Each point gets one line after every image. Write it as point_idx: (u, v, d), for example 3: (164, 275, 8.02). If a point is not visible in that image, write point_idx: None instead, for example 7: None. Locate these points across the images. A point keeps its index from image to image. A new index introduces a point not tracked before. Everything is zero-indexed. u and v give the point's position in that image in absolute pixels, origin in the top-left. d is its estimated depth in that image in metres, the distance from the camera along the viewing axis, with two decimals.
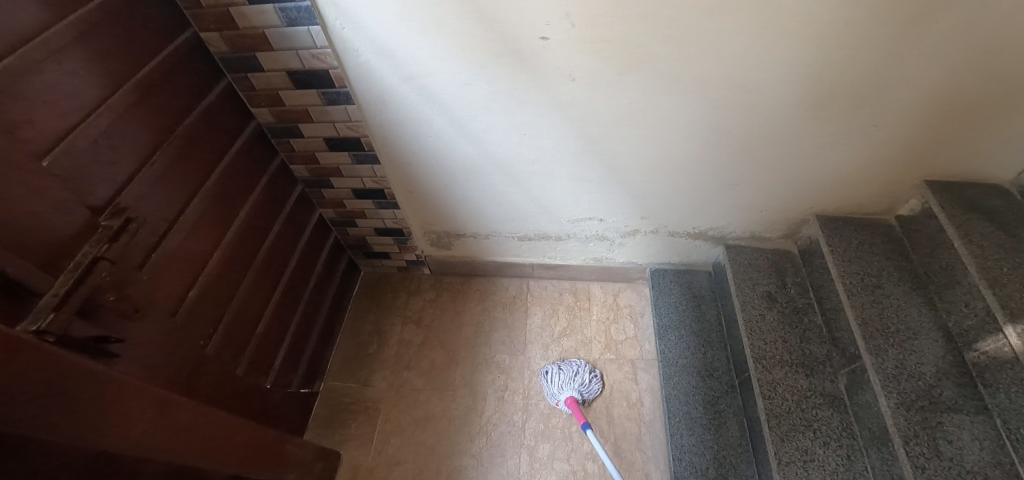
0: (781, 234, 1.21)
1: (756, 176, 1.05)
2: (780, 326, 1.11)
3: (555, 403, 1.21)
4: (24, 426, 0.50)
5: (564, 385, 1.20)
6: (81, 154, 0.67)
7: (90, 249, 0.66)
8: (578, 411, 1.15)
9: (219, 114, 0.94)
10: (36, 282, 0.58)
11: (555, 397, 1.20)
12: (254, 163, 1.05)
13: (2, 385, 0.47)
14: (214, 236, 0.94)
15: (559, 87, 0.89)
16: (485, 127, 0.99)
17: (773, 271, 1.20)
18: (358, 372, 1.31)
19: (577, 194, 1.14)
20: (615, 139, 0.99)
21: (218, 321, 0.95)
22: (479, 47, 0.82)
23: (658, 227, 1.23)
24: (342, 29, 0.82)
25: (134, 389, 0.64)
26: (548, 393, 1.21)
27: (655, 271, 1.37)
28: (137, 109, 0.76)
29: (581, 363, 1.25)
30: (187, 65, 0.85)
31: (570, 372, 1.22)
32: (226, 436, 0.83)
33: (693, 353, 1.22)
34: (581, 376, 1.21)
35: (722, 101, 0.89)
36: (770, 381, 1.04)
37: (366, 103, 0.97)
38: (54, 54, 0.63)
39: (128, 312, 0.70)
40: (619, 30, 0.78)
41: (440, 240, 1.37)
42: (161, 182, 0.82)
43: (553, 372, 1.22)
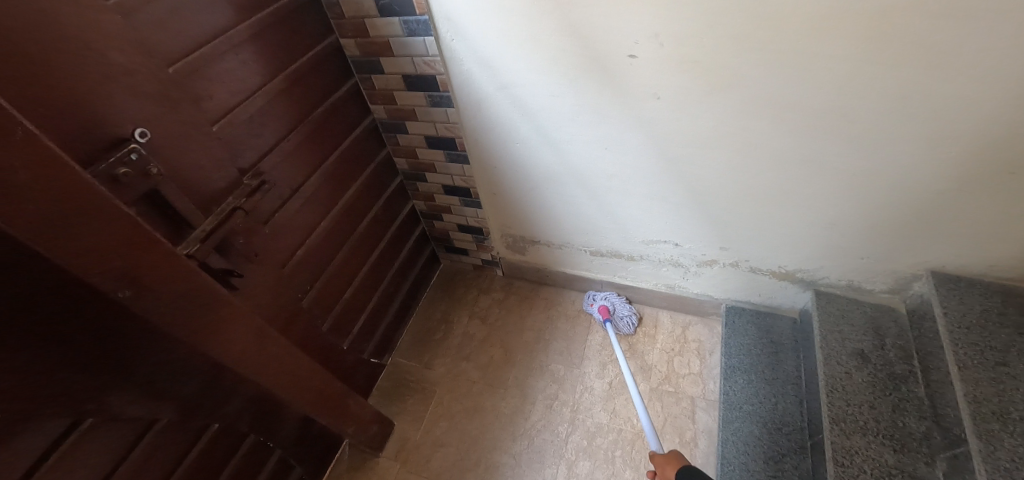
0: (886, 288, 1.08)
1: (859, 216, 0.96)
2: (868, 390, 0.98)
3: (589, 303, 1.41)
4: (165, 318, 0.68)
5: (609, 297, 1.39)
6: (238, 125, 0.86)
7: (232, 200, 0.84)
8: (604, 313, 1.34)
9: (345, 107, 1.11)
10: (190, 216, 0.76)
11: (593, 298, 1.40)
12: (365, 152, 1.21)
13: (158, 282, 0.66)
14: (324, 209, 1.11)
15: (644, 104, 0.91)
16: (568, 138, 1.03)
17: (870, 329, 1.07)
18: (422, 355, 1.41)
19: (652, 214, 1.13)
20: (697, 160, 0.97)
21: (314, 281, 1.10)
22: (570, 62, 0.88)
23: (738, 260, 1.16)
24: (451, 41, 0.94)
25: (241, 315, 0.80)
26: (589, 294, 1.42)
27: (730, 308, 1.28)
28: (285, 96, 0.95)
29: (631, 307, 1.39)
30: (327, 64, 1.03)
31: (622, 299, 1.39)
32: (303, 377, 0.95)
33: (761, 402, 1.11)
34: (619, 302, 1.38)
35: (817, 130, 0.84)
36: (847, 447, 0.92)
37: (463, 107, 1.07)
38: (235, 47, 0.83)
39: (248, 255, 0.88)
40: (709, 50, 0.79)
41: (514, 244, 1.43)
42: (291, 156, 0.99)
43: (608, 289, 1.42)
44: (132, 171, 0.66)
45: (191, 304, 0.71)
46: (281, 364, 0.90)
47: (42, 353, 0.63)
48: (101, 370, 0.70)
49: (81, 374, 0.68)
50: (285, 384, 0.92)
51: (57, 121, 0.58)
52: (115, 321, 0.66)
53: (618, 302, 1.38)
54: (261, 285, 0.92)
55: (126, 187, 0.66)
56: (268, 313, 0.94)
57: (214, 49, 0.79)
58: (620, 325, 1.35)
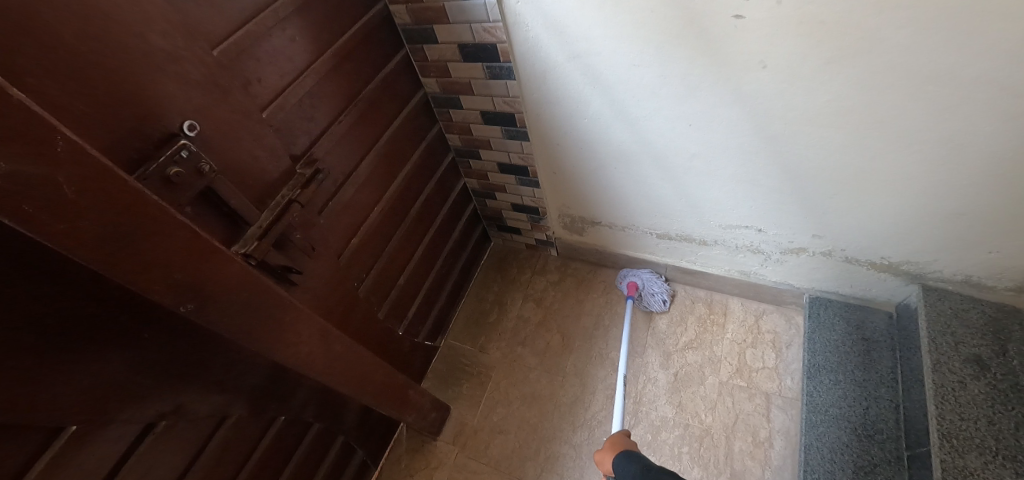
0: (1014, 286, 0.93)
1: (1000, 206, 0.80)
2: (987, 403, 0.87)
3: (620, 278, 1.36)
4: (226, 329, 0.64)
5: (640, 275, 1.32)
6: (289, 110, 0.79)
7: (287, 192, 0.79)
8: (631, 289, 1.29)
9: (396, 81, 1.01)
10: (248, 214, 0.71)
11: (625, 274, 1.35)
12: (417, 130, 1.12)
13: (219, 293, 0.61)
14: (377, 193, 1.05)
15: (743, 76, 0.77)
16: (648, 114, 0.91)
17: (990, 332, 0.94)
18: (476, 337, 1.38)
19: (738, 198, 1.01)
20: (802, 139, 0.83)
21: (370, 268, 1.07)
22: (658, 25, 0.75)
23: (832, 249, 1.03)
24: (517, 4, 0.82)
25: (304, 316, 0.76)
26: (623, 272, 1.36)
27: (815, 299, 1.16)
28: (335, 74, 0.86)
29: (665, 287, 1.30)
30: (376, 34, 0.93)
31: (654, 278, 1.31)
32: (366, 371, 0.93)
33: (851, 405, 1.01)
34: (648, 278, 1.31)
35: (967, 105, 0.69)
36: (960, 467, 0.81)
37: (526, 79, 0.96)
38: (281, 22, 0.74)
39: (307, 249, 0.84)
40: (841, 11, 0.64)
41: (573, 224, 1.34)
42: (344, 139, 0.92)
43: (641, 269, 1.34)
44: (184, 169, 0.60)
45: (255, 310, 0.67)
46: (345, 361, 0.87)
47: (113, 368, 0.61)
48: (170, 376, 0.68)
49: (152, 385, 0.66)
50: (349, 379, 0.90)
51: (105, 120, 0.53)
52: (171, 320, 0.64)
53: (647, 279, 1.31)
54: (320, 279, 0.88)
55: (181, 188, 0.61)
56: (328, 306, 0.91)
57: (260, 25, 0.71)
58: (648, 303, 1.30)
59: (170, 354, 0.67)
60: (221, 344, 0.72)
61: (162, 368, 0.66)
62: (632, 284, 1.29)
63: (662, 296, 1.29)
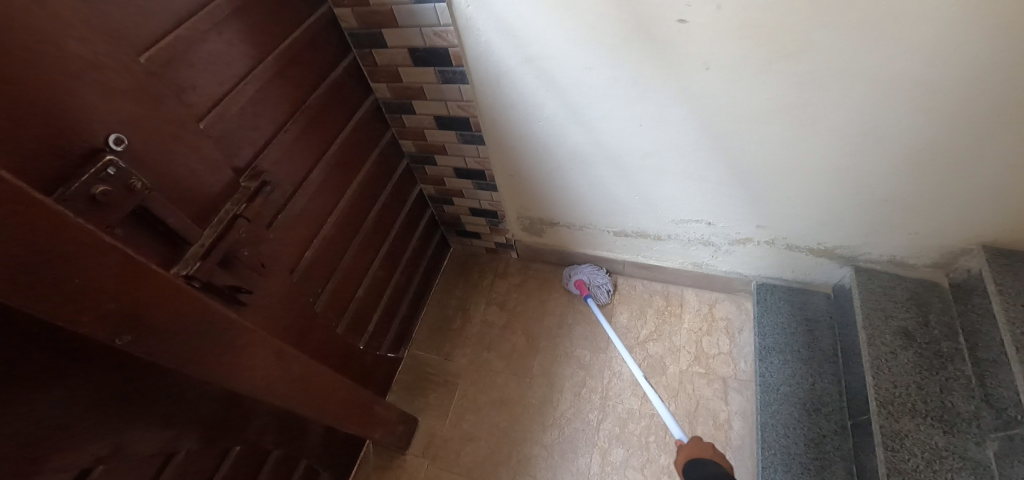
0: (931, 263, 1.04)
1: (917, 190, 0.89)
2: (915, 371, 0.95)
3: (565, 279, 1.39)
4: (170, 358, 0.59)
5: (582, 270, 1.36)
6: (230, 119, 0.74)
7: (232, 207, 0.74)
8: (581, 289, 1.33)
9: (345, 87, 0.98)
10: (189, 233, 0.67)
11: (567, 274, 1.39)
12: (369, 136, 1.09)
13: (161, 320, 0.57)
14: (330, 203, 1.01)
15: (690, 77, 0.81)
16: (601, 115, 0.93)
17: (914, 305, 1.03)
18: (441, 345, 1.36)
19: (688, 193, 1.05)
20: (745, 135, 0.88)
21: (327, 282, 1.02)
22: (608, 29, 0.77)
23: (775, 237, 1.10)
24: (467, 8, 0.81)
25: (258, 338, 0.72)
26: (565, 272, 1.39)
27: (762, 286, 1.23)
28: (278, 80, 0.82)
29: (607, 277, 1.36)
30: (322, 38, 0.90)
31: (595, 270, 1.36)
32: (328, 390, 0.90)
33: (799, 383, 1.08)
34: (590, 271, 1.35)
35: (886, 100, 0.76)
36: (896, 431, 0.89)
37: (480, 83, 0.95)
38: (217, 26, 0.70)
39: (256, 267, 0.79)
40: (778, 14, 0.68)
41: (532, 226, 1.35)
42: (292, 149, 0.88)
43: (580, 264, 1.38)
44: (113, 188, 0.55)
45: (202, 335, 0.63)
46: (304, 381, 0.83)
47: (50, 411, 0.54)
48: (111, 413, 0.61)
49: (92, 426, 0.59)
50: (309, 401, 0.86)
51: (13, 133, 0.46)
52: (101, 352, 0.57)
53: (591, 273, 1.35)
54: (272, 297, 0.83)
55: (110, 208, 0.55)
56: (282, 326, 0.86)
57: (193, 29, 0.66)
58: (598, 296, 1.34)
59: (110, 389, 0.60)
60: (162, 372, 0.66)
61: (101, 406, 0.60)
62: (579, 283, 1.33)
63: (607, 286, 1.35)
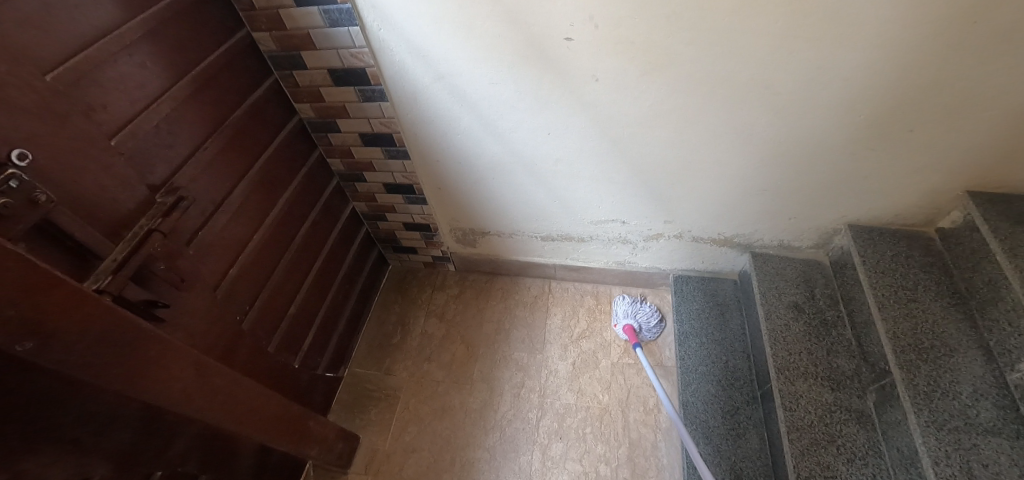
0: (811, 244, 1.19)
1: (785, 181, 1.04)
2: (806, 338, 1.08)
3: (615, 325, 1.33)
4: (77, 369, 0.59)
5: (629, 313, 1.31)
6: (144, 137, 0.76)
7: (146, 222, 0.75)
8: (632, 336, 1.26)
9: (266, 107, 1.02)
10: (99, 247, 0.67)
11: (617, 319, 1.32)
12: (295, 155, 1.12)
13: (65, 329, 0.56)
14: (255, 220, 1.02)
15: (583, 88, 0.92)
16: (513, 127, 1.02)
17: (801, 282, 1.17)
18: (381, 361, 1.36)
19: (600, 195, 1.16)
20: (639, 139, 1.00)
21: (254, 299, 1.02)
22: (506, 48, 0.87)
23: (682, 231, 1.22)
24: (379, 30, 0.89)
25: (175, 350, 0.72)
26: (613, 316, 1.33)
27: (678, 278, 1.35)
28: (194, 100, 0.85)
29: (651, 309, 1.32)
30: (240, 61, 0.94)
31: (636, 308, 1.31)
32: (255, 404, 0.90)
33: (714, 362, 1.19)
34: (628, 310, 1.31)
35: (744, 103, 0.89)
36: (793, 392, 1.01)
37: (399, 100, 1.02)
38: (127, 47, 0.73)
39: (175, 281, 0.79)
40: (644, 31, 0.80)
41: (465, 237, 1.40)
42: (211, 166, 0.90)
43: (620, 303, 1.33)
44: (15, 200, 0.56)
45: (109, 346, 0.62)
46: (228, 394, 0.83)
47: None
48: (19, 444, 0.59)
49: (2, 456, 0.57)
50: (235, 415, 0.85)
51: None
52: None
53: (636, 314, 1.30)
54: (192, 312, 0.83)
55: (11, 221, 0.56)
56: (204, 342, 0.86)
57: (102, 50, 0.69)
58: (642, 334, 1.30)
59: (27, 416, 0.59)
60: (77, 401, 0.64)
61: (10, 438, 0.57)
62: (631, 329, 1.26)
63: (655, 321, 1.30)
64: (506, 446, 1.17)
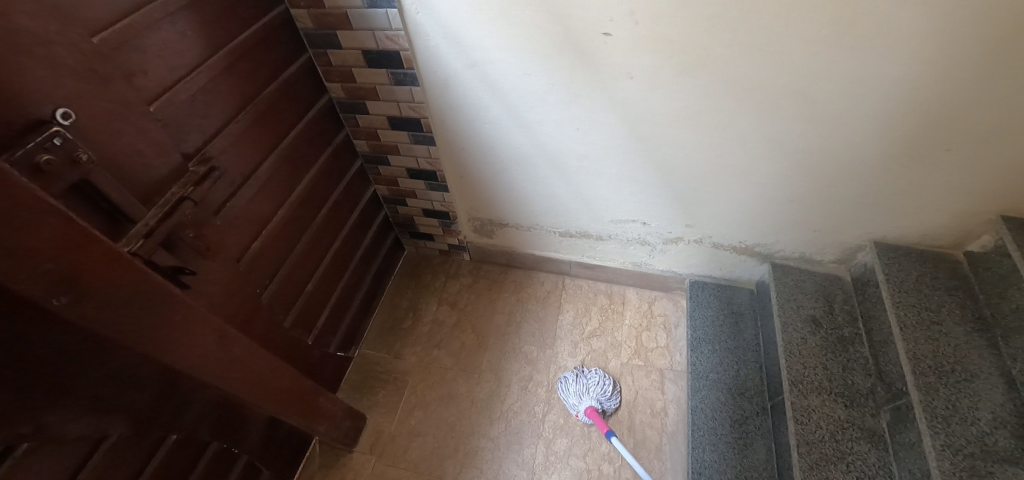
0: (834, 258, 1.17)
1: (814, 192, 1.02)
2: (822, 352, 1.07)
3: (575, 414, 1.19)
4: (109, 327, 0.60)
5: (583, 395, 1.19)
6: (181, 105, 0.77)
7: (178, 189, 0.76)
8: (599, 419, 1.14)
9: (297, 84, 1.02)
10: (133, 211, 0.68)
11: (574, 407, 1.18)
12: (323, 134, 1.13)
13: (101, 288, 0.58)
14: (280, 196, 1.03)
15: (616, 84, 0.91)
16: (541, 119, 1.02)
17: (821, 296, 1.16)
18: (391, 344, 1.38)
19: (623, 194, 1.15)
20: (668, 140, 0.99)
21: (274, 274, 1.03)
22: (542, 39, 0.86)
23: (702, 236, 1.21)
24: (416, 14, 0.89)
25: (199, 317, 0.73)
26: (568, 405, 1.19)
27: (693, 283, 1.34)
28: (230, 72, 0.86)
29: (602, 374, 1.23)
30: (276, 36, 0.94)
31: (586, 382, 1.21)
32: (270, 376, 0.91)
33: (725, 370, 1.18)
34: (578, 391, 1.19)
35: (780, 110, 0.88)
36: (805, 406, 1.00)
37: (430, 86, 1.02)
38: (170, 15, 0.73)
39: (201, 250, 0.80)
40: (683, 30, 0.79)
41: (483, 227, 1.41)
42: (242, 139, 0.91)
43: (570, 382, 1.21)
44: (57, 157, 0.57)
45: (138, 308, 0.64)
46: (245, 364, 0.85)
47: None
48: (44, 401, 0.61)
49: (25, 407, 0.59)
50: (249, 385, 0.87)
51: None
52: (25, 327, 0.54)
53: (592, 391, 1.19)
54: (215, 281, 0.84)
55: (51, 177, 0.57)
56: (225, 311, 0.87)
57: (146, 17, 0.69)
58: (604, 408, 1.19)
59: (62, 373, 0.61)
60: (107, 361, 0.65)
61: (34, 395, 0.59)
62: (594, 412, 1.14)
63: (609, 385, 1.21)
64: (512, 437, 1.17)
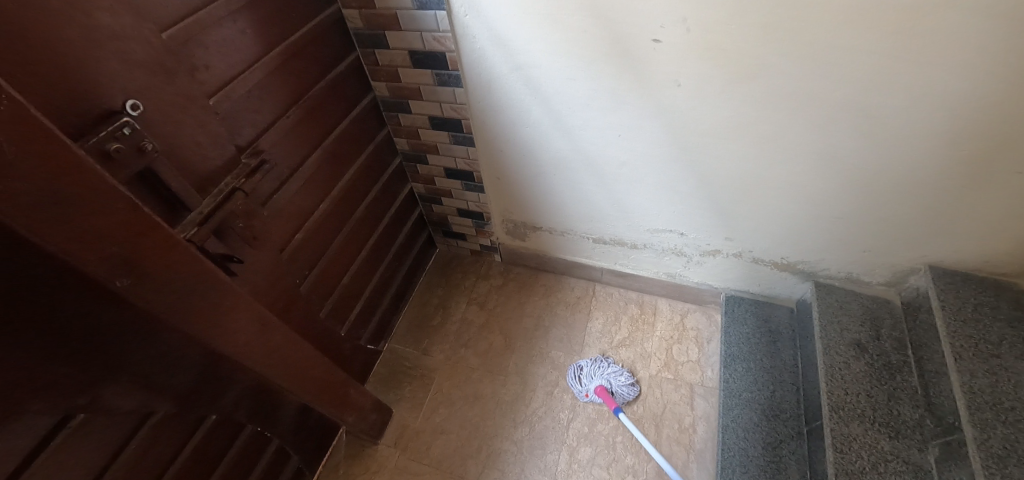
0: (883, 281, 1.11)
1: (866, 211, 0.97)
2: (866, 379, 1.02)
3: (585, 395, 1.22)
4: (164, 309, 0.63)
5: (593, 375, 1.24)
6: (237, 100, 0.80)
7: (231, 180, 0.79)
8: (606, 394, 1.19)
9: (345, 82, 1.05)
10: (190, 200, 0.71)
11: (585, 387, 1.23)
12: (366, 131, 1.16)
13: (159, 270, 0.61)
14: (323, 190, 1.06)
15: (663, 92, 0.89)
16: (582, 124, 1.01)
17: (867, 320, 1.10)
18: (419, 341, 1.39)
19: (661, 204, 1.13)
20: (713, 150, 0.96)
21: (313, 265, 1.06)
22: (589, 44, 0.85)
23: (742, 250, 1.17)
24: (465, 16, 0.90)
25: (244, 303, 0.76)
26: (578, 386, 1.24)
27: (729, 298, 1.30)
28: (284, 69, 0.88)
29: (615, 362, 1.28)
30: (327, 35, 0.97)
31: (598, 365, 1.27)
32: (306, 365, 0.94)
33: (760, 390, 1.14)
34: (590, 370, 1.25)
35: (834, 124, 0.85)
36: (846, 434, 0.95)
37: (473, 87, 1.03)
38: (233, 13, 0.76)
39: (248, 239, 0.83)
40: (736, 38, 0.77)
41: (515, 230, 1.41)
42: (291, 134, 0.94)
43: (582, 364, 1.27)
44: (125, 146, 0.60)
45: (191, 292, 0.66)
46: (283, 352, 0.87)
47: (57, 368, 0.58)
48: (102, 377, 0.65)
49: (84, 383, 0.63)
50: (286, 373, 0.89)
51: (28, 81, 0.51)
52: (96, 308, 0.58)
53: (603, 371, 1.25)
54: (260, 270, 0.88)
55: (120, 165, 0.60)
56: (267, 299, 0.90)
57: (211, 15, 0.72)
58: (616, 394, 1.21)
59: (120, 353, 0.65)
60: (158, 343, 0.68)
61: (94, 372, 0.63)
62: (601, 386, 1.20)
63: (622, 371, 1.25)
64: (536, 442, 1.17)
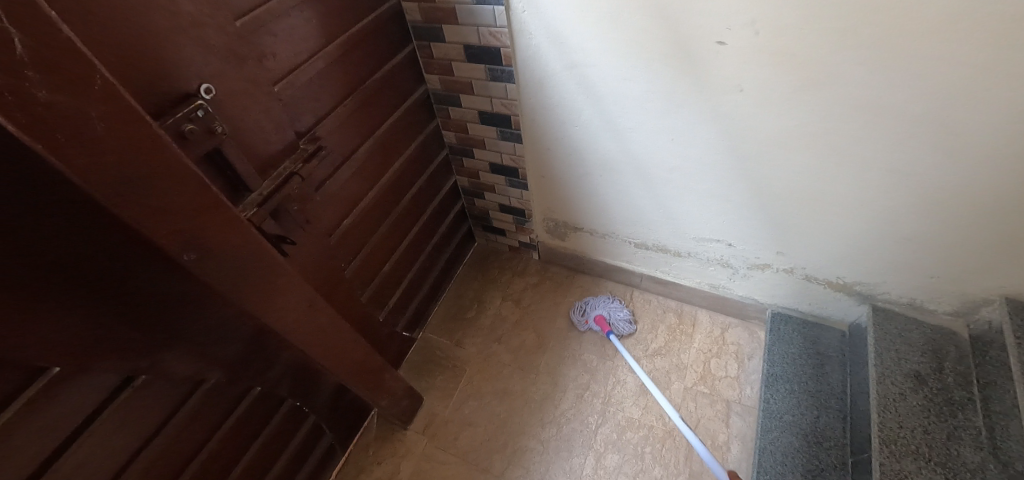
0: (950, 310, 1.03)
1: (938, 235, 0.90)
2: (923, 414, 0.95)
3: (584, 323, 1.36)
4: (224, 284, 0.67)
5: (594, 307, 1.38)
6: (300, 88, 0.83)
7: (289, 165, 0.81)
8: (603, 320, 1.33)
9: (400, 73, 1.07)
10: (252, 182, 0.75)
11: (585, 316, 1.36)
12: (416, 122, 1.17)
13: (223, 247, 0.64)
14: (372, 178, 1.09)
15: (723, 97, 0.85)
16: (634, 126, 0.98)
17: (929, 351, 1.03)
18: (453, 332, 1.41)
19: (710, 213, 1.09)
20: (772, 160, 0.92)
21: (359, 251, 1.10)
22: (649, 44, 0.83)
23: (793, 266, 1.12)
24: (522, 13, 0.89)
25: (294, 284, 0.79)
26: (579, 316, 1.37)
27: (775, 315, 1.24)
28: (344, 59, 0.91)
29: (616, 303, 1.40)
30: (386, 27, 0.99)
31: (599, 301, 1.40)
32: (346, 347, 0.97)
33: (803, 414, 1.09)
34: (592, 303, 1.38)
35: (911, 140, 0.79)
36: (896, 470, 0.89)
37: (525, 84, 1.02)
38: (301, 4, 0.79)
39: (301, 222, 0.87)
40: (809, 43, 0.72)
41: (555, 229, 1.40)
42: (346, 123, 0.96)
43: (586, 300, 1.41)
44: (199, 127, 0.63)
45: (248, 269, 0.70)
46: (326, 333, 0.90)
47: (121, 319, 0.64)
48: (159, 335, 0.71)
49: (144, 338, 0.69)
50: (328, 353, 0.92)
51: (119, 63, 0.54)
52: (154, 266, 0.63)
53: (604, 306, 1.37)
54: (310, 253, 0.91)
55: (193, 145, 0.63)
56: (315, 281, 0.93)
57: (282, 4, 0.75)
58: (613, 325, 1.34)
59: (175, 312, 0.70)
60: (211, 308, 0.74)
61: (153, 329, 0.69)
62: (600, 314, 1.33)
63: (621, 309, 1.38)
64: (563, 443, 1.16)
